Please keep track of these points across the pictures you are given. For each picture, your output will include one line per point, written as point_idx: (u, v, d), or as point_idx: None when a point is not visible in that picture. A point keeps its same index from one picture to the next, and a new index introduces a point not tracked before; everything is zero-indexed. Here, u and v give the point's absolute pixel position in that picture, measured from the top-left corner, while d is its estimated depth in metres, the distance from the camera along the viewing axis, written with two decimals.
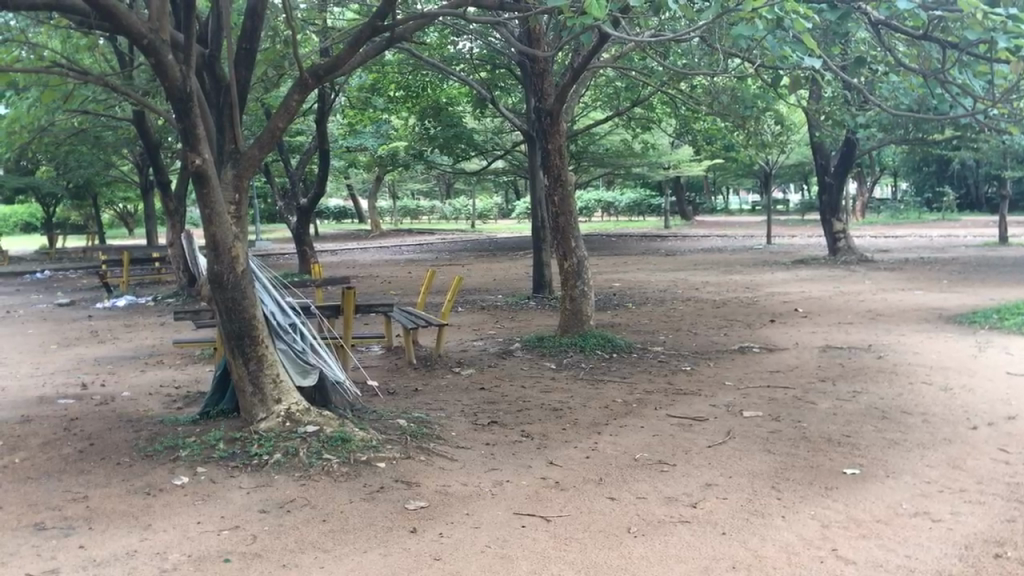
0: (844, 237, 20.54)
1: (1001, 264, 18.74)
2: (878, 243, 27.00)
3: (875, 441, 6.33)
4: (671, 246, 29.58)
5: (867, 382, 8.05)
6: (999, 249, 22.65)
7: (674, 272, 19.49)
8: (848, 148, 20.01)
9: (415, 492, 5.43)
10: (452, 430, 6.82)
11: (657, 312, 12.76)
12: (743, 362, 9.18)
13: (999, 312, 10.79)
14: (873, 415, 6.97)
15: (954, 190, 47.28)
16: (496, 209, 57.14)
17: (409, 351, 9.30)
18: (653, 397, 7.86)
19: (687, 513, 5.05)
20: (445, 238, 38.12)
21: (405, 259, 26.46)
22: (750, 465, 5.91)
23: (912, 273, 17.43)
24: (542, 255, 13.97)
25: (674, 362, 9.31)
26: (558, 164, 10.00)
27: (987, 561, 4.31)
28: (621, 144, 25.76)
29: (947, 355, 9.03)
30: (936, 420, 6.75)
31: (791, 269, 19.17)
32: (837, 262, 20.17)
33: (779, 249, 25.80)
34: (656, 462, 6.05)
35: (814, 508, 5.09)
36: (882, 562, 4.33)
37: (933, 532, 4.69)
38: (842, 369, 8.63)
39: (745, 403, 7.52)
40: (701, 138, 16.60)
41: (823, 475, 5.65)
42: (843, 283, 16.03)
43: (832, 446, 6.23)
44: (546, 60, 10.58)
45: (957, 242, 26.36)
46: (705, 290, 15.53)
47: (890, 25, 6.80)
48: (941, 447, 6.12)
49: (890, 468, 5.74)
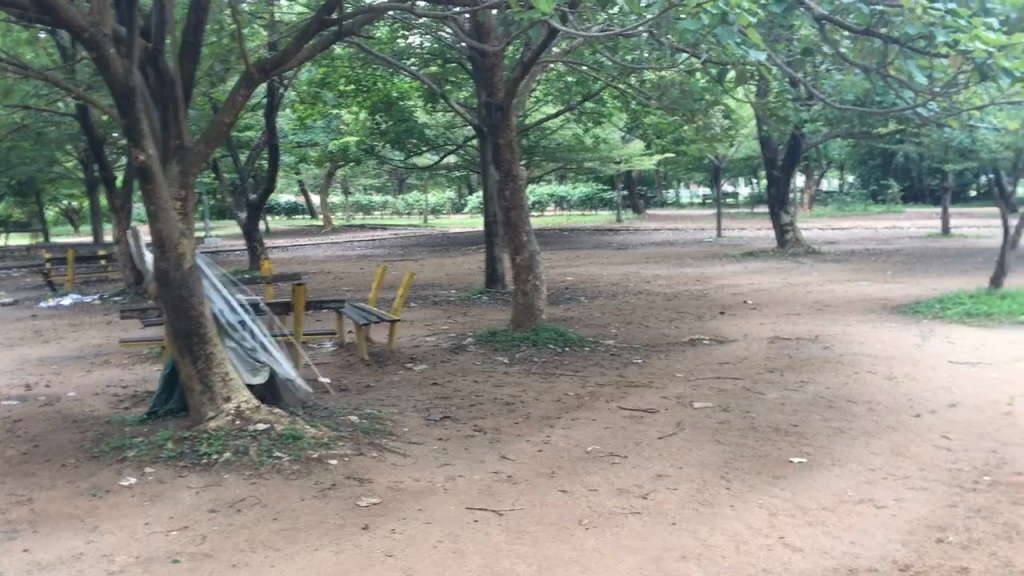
0: (792, 229, 20.81)
1: (942, 255, 19.15)
2: (824, 234, 27.44)
3: (822, 430, 6.44)
4: (623, 239, 29.81)
5: (814, 372, 8.17)
6: (942, 241, 23.06)
7: (626, 265, 19.59)
8: (794, 142, 20.28)
9: (367, 489, 5.40)
10: (405, 426, 6.80)
11: (609, 305, 12.83)
12: (694, 354, 9.26)
13: (941, 302, 11.00)
14: (820, 404, 7.09)
15: (899, 183, 48.08)
16: (450, 204, 57.11)
17: (362, 347, 9.23)
18: (605, 389, 7.91)
19: (638, 505, 5.09)
20: (400, 233, 37.98)
21: (360, 255, 26.30)
22: (700, 456, 5.98)
23: (858, 264, 17.68)
24: (495, 249, 13.98)
25: (626, 355, 9.37)
26: (509, 159, 9.96)
27: (929, 546, 4.40)
28: (573, 139, 25.82)
29: (892, 344, 9.18)
30: (880, 409, 6.88)
31: (741, 261, 19.37)
32: (785, 254, 20.42)
33: (727, 242, 26.09)
34: (608, 454, 6.09)
35: (762, 497, 5.16)
36: (827, 548, 4.41)
37: (878, 519, 4.78)
38: (790, 359, 8.75)
39: (696, 394, 7.60)
40: (652, 133, 16.72)
41: (771, 464, 5.73)
42: (791, 275, 16.24)
43: (779, 435, 6.33)
44: (497, 55, 10.53)
45: (902, 234, 26.87)
46: (657, 283, 15.66)
47: (836, 19, 6.91)
48: (885, 435, 6.23)
49: (835, 456, 5.84)
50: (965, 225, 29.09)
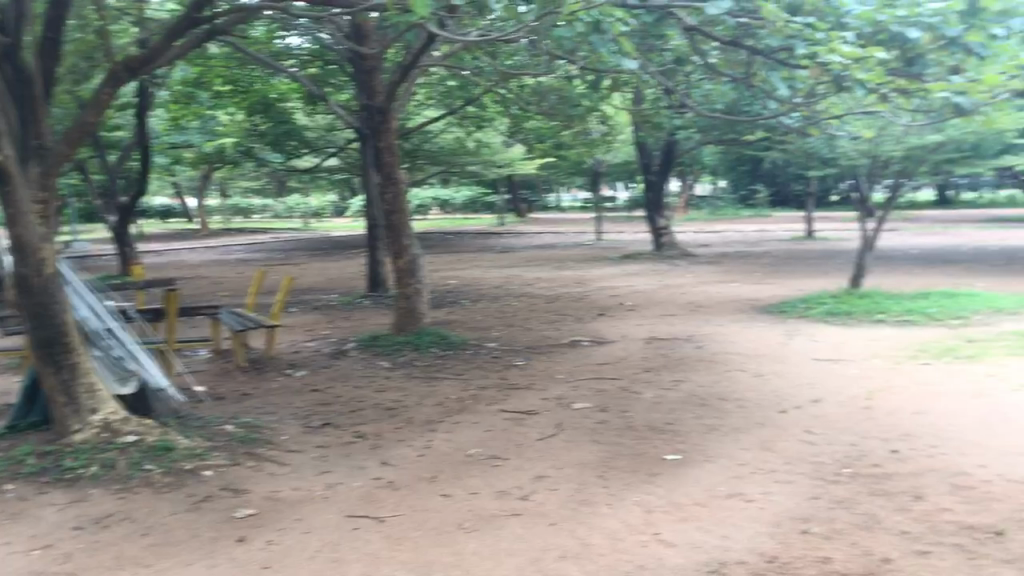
0: (668, 232, 21.37)
1: (808, 257, 20.03)
2: (699, 237, 28.31)
3: (695, 427, 6.63)
4: (505, 242, 30.01)
5: (688, 371, 8.41)
6: (806, 243, 24.13)
7: (508, 268, 19.73)
8: (669, 147, 20.86)
9: (244, 500, 5.27)
10: (283, 434, 6.67)
11: (491, 308, 12.90)
12: (573, 355, 9.41)
13: (805, 302, 11.50)
14: (693, 402, 7.31)
15: (767, 188, 50.03)
16: (332, 206, 56.31)
17: (239, 354, 9.00)
18: (487, 392, 7.94)
19: (518, 507, 5.14)
20: (279, 236, 37.22)
21: (237, 258, 25.63)
22: (578, 456, 6.08)
23: (730, 266, 18.31)
24: (377, 253, 13.87)
25: (507, 357, 9.44)
26: (389, 162, 9.88)
27: (794, 538, 4.58)
28: (455, 143, 25.86)
29: (760, 343, 9.53)
30: (750, 405, 7.14)
31: (618, 264, 19.77)
32: (661, 255, 20.97)
33: (606, 245, 26.60)
34: (489, 456, 6.12)
35: (638, 495, 5.28)
36: (699, 543, 4.55)
37: (747, 512, 4.96)
38: (666, 359, 9.00)
39: (575, 395, 7.72)
40: (532, 137, 16.90)
41: (647, 462, 5.87)
42: (667, 277, 16.68)
43: (655, 434, 6.49)
44: (376, 57, 10.45)
45: (770, 237, 27.97)
46: (538, 285, 15.84)
47: (704, 29, 7.14)
48: (753, 431, 6.47)
49: (707, 453, 6.02)
50: (828, 228, 30.50)
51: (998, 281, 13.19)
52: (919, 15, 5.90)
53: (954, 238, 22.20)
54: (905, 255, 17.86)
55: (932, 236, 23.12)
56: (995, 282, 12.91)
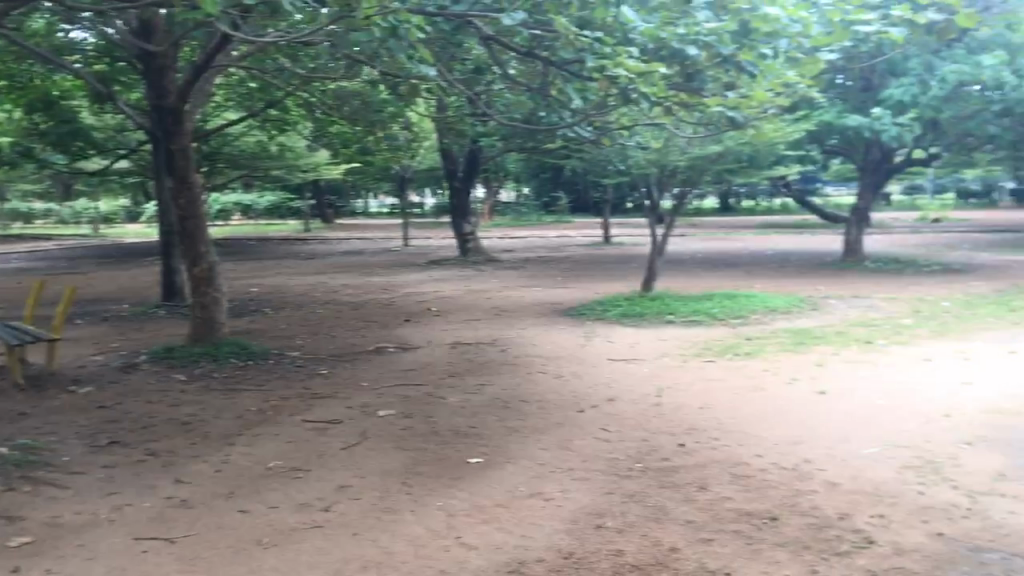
0: (473, 238, 21.63)
1: (607, 261, 20.82)
2: (504, 243, 28.84)
3: (497, 430, 6.74)
4: (310, 249, 29.41)
5: (491, 375, 8.54)
6: (605, 249, 25.11)
7: (313, 275, 19.35)
8: (474, 154, 21.16)
9: (18, 528, 4.88)
10: (65, 455, 6.24)
11: (295, 316, 12.60)
12: (379, 362, 9.34)
13: (603, 305, 11.95)
14: (496, 405, 7.42)
15: (569, 196, 51.64)
16: (123, 211, 53.21)
17: (14, 371, 8.33)
18: (289, 403, 7.75)
19: (320, 519, 5.04)
20: (63, 244, 34.76)
21: (15, 268, 23.74)
22: (382, 463, 6.04)
23: (533, 271, 18.74)
24: (172, 260, 13.25)
25: (311, 366, 9.24)
26: (184, 166, 9.44)
27: (590, 533, 4.72)
28: (256, 147, 25.09)
29: (560, 345, 9.82)
30: (550, 406, 7.32)
31: (425, 270, 19.81)
32: (467, 261, 21.20)
33: (413, 251, 26.63)
34: (290, 469, 5.97)
35: (441, 499, 5.31)
36: (500, 544, 4.62)
37: (546, 511, 5.08)
38: (470, 363, 9.09)
39: (380, 402, 7.67)
40: (337, 142, 16.66)
41: (450, 467, 5.91)
42: (472, 282, 16.88)
43: (458, 438, 6.54)
44: (167, 56, 9.97)
45: (571, 242, 28.89)
46: (343, 292, 15.62)
47: (502, 38, 7.26)
48: (553, 431, 6.63)
49: (509, 454, 6.13)
50: (625, 234, 31.86)
51: (775, 282, 14.19)
52: (697, 34, 6.21)
53: (737, 243, 23.73)
54: (693, 260, 18.90)
55: (718, 241, 24.62)
56: (772, 284, 13.90)
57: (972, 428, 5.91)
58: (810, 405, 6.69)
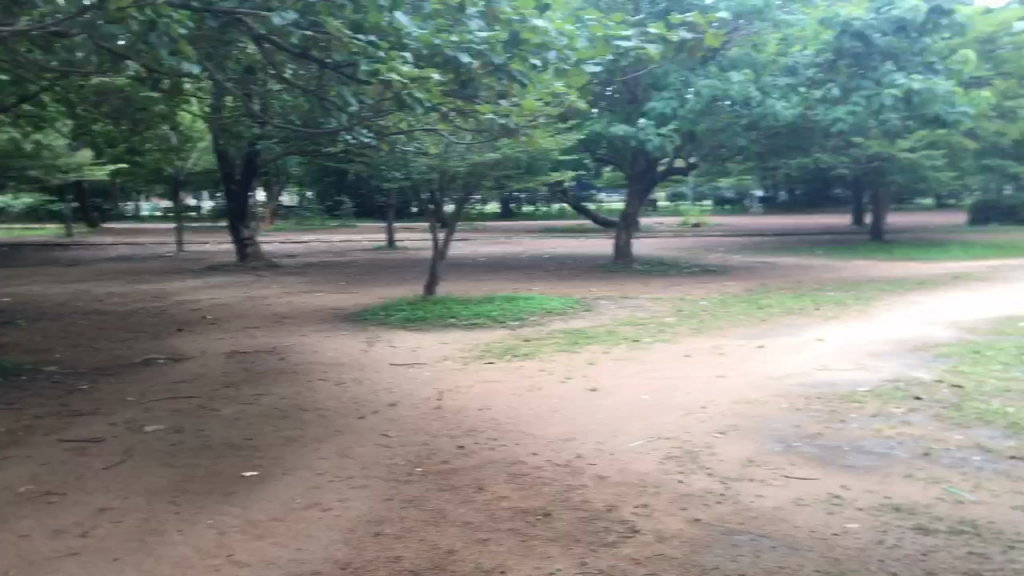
0: (252, 243, 20.92)
1: (391, 265, 20.72)
2: (285, 248, 28.05)
3: (274, 440, 6.51)
4: (73, 255, 27.39)
5: (269, 384, 8.26)
6: (389, 253, 25.02)
7: (76, 283, 18.01)
8: (251, 157, 20.45)
9: None
10: None
11: (53, 328, 11.67)
12: (147, 375, 8.82)
13: (386, 309, 11.87)
14: (273, 415, 7.18)
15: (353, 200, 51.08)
16: None
17: None
18: (44, 422, 7.16)
19: (76, 546, 4.68)
20: None
21: None
22: (148, 483, 5.69)
23: (316, 276, 18.36)
24: None
25: (70, 381, 8.58)
26: None
27: (367, 541, 4.64)
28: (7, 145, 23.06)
29: (341, 351, 9.66)
30: (330, 413, 7.17)
31: (200, 276, 18.94)
32: (246, 266, 20.46)
33: (188, 257, 25.40)
34: (43, 494, 5.51)
35: (212, 517, 5.07)
36: (273, 559, 4.46)
37: (322, 521, 4.95)
38: (247, 373, 8.76)
39: (147, 418, 7.23)
40: (100, 141, 15.60)
41: (223, 482, 5.65)
42: (252, 288, 16.31)
43: (232, 451, 6.28)
44: None
45: (355, 246, 28.60)
46: (109, 301, 14.64)
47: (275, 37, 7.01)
48: (332, 439, 6.49)
49: (285, 465, 5.94)
50: (410, 238, 31.89)
51: (553, 285, 14.66)
52: (469, 42, 6.23)
53: (517, 247, 24.31)
54: (475, 263, 19.17)
55: (498, 245, 25.12)
56: (551, 286, 14.35)
57: (726, 418, 6.35)
58: (582, 403, 6.94)
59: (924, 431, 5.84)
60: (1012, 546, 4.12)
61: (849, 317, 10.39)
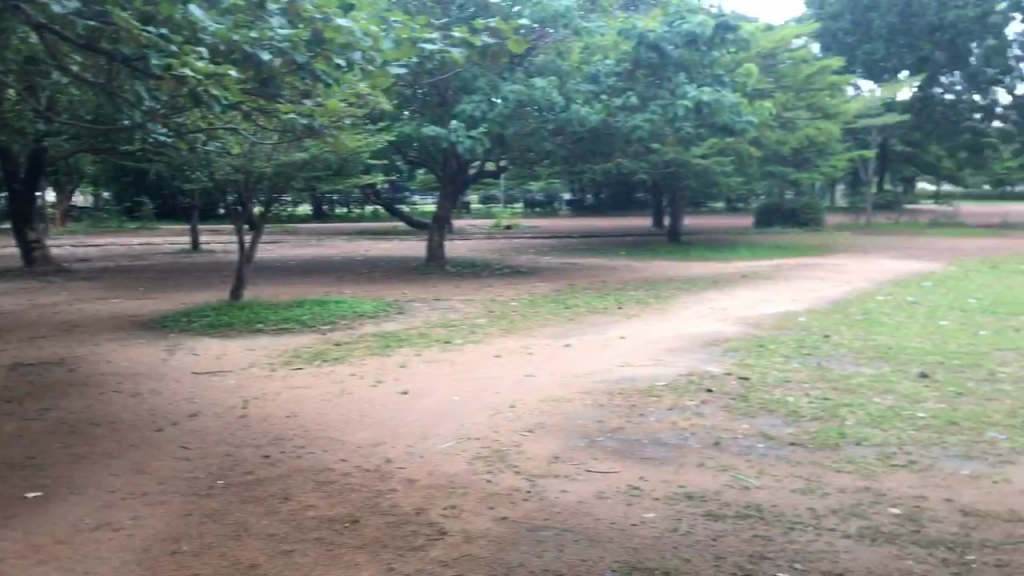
0: (40, 247, 19.46)
1: (195, 269, 19.85)
2: (78, 252, 26.28)
3: (61, 458, 6.07)
4: None
5: (57, 398, 7.70)
6: (193, 256, 23.98)
7: None
8: (38, 154, 19.03)
9: None
10: None
11: None
12: None
13: (189, 315, 11.35)
14: (61, 431, 6.70)
15: None
16: None
17: None
18: None
19: None
20: None
21: None
22: None
23: (112, 282, 17.31)
24: None
25: None
26: None
27: (163, 560, 4.39)
28: None
29: (138, 361, 9.14)
30: (124, 427, 6.75)
31: None
32: (33, 272, 19.02)
33: None
34: None
35: None
36: None
37: (113, 542, 4.64)
38: (31, 387, 8.13)
39: None
40: None
41: (2, 506, 5.21)
42: (39, 295, 15.17)
43: (13, 472, 5.80)
44: None
45: (157, 250, 27.20)
46: None
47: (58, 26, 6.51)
48: (126, 454, 6.11)
49: (74, 485, 5.54)
50: (216, 241, 30.67)
51: (365, 288, 14.50)
52: (270, 39, 5.99)
53: (328, 250, 23.88)
54: (284, 267, 18.68)
55: (309, 248, 24.62)
56: (363, 289, 14.19)
57: (533, 417, 6.49)
58: (392, 406, 6.91)
59: (715, 422, 6.18)
60: (791, 527, 4.43)
61: (645, 314, 10.92)
